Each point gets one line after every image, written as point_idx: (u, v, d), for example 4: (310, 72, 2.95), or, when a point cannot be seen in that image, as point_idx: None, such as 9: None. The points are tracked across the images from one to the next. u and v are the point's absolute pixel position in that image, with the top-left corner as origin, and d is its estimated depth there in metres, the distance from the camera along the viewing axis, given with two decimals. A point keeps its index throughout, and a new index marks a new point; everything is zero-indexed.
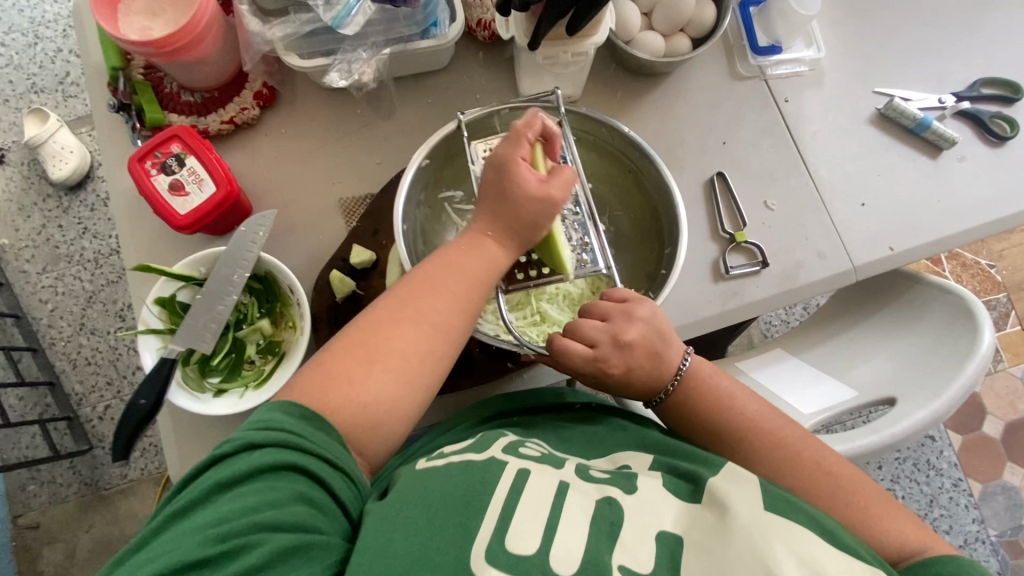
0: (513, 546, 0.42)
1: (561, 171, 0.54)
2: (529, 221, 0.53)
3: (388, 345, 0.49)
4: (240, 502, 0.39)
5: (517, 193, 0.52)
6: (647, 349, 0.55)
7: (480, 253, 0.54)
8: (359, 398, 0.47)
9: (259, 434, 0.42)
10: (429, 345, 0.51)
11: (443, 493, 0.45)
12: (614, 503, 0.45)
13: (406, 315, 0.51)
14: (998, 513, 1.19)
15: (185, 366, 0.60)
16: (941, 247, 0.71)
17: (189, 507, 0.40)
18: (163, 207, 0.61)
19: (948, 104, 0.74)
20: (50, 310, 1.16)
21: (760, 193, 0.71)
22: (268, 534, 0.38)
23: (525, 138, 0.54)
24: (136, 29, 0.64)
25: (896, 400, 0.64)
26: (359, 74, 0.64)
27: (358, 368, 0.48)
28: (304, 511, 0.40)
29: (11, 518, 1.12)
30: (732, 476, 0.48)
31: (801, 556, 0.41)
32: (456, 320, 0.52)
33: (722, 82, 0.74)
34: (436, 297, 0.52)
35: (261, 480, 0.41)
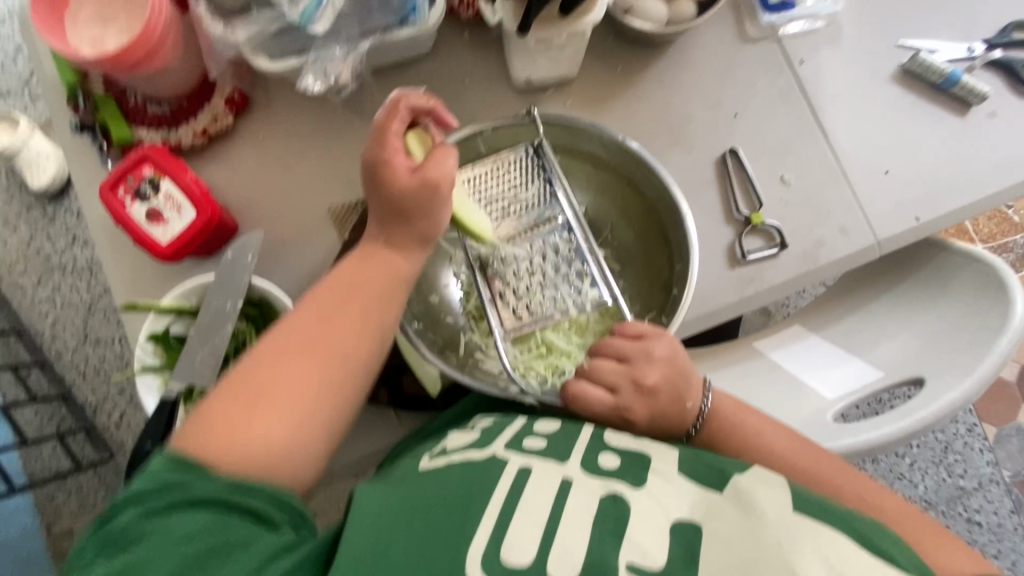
0: (510, 557, 0.38)
1: (440, 152, 0.51)
2: (405, 210, 0.51)
3: (279, 382, 0.45)
4: (130, 556, 0.37)
5: (399, 189, 0.50)
6: (670, 392, 0.54)
7: (386, 268, 0.52)
8: (250, 441, 0.43)
9: (140, 484, 0.39)
10: (328, 374, 0.47)
11: (441, 498, 0.42)
12: (620, 499, 0.41)
13: (307, 352, 0.47)
14: (1012, 455, 1.16)
15: (185, 404, 0.57)
16: (971, 213, 0.67)
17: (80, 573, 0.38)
18: (144, 237, 0.58)
19: (977, 53, 0.68)
20: (50, 323, 1.12)
21: (775, 167, 0.66)
22: (165, 560, 0.37)
23: (390, 124, 0.52)
24: (88, 40, 0.59)
25: (925, 380, 0.61)
26: (335, 75, 0.58)
27: (246, 411, 0.44)
28: (209, 524, 0.38)
29: (44, 527, 1.10)
30: (762, 478, 0.43)
31: (836, 564, 0.36)
32: (355, 337, 0.49)
33: (731, 47, 0.68)
34: (329, 321, 0.49)
35: (149, 523, 0.38)
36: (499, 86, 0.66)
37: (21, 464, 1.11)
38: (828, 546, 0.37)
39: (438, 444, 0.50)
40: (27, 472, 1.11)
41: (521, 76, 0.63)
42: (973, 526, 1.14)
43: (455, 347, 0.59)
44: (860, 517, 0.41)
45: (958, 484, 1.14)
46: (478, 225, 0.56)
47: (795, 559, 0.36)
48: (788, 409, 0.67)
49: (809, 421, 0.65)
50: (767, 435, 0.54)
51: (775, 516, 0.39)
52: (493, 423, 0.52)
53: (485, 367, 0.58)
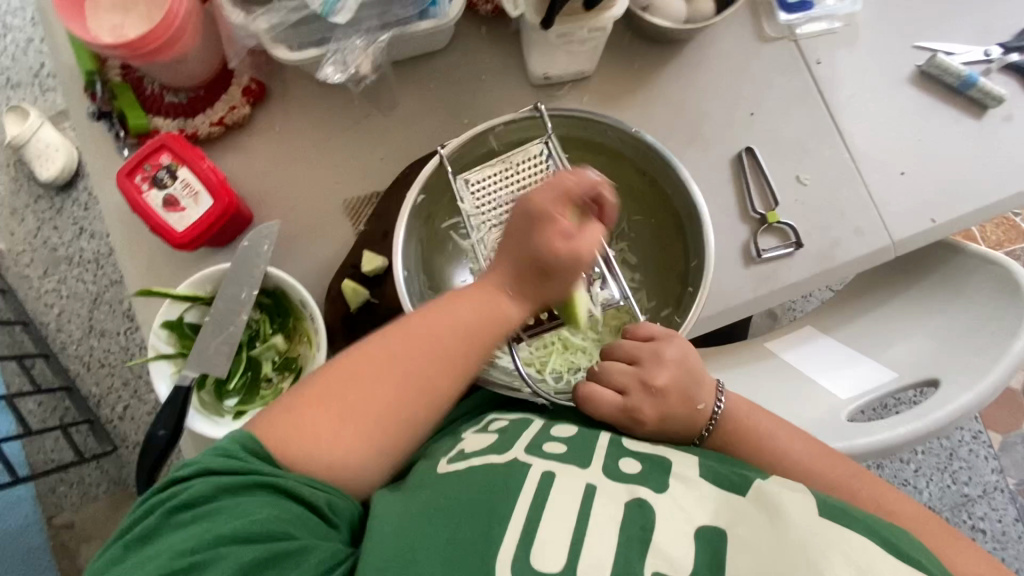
0: (540, 564, 0.37)
1: (591, 228, 0.51)
2: (546, 269, 0.50)
3: (366, 402, 0.46)
4: (205, 528, 0.38)
5: (550, 246, 0.49)
6: (679, 396, 0.54)
7: (493, 309, 0.51)
8: (319, 458, 0.44)
9: (218, 460, 0.41)
10: (414, 406, 0.48)
11: (462, 505, 0.41)
12: (646, 505, 0.41)
13: (397, 374, 0.47)
14: (1018, 463, 1.16)
15: (199, 391, 0.58)
16: (986, 215, 0.67)
17: (152, 535, 0.39)
18: (160, 224, 0.58)
19: (995, 56, 0.68)
20: (56, 314, 1.12)
21: (791, 167, 0.66)
22: (229, 543, 0.38)
23: (568, 193, 0.50)
24: (108, 28, 0.59)
25: (937, 381, 0.61)
26: (355, 66, 0.58)
27: (326, 424, 0.44)
28: (280, 516, 0.40)
29: (46, 518, 1.09)
30: (784, 483, 0.43)
31: (863, 570, 0.36)
32: (449, 376, 0.49)
33: (748, 46, 0.68)
34: (429, 354, 0.48)
35: (222, 498, 0.40)
36: (515, 81, 0.66)
37: (24, 455, 1.10)
38: (855, 553, 0.37)
39: (455, 445, 0.50)
40: (29, 463, 1.10)
41: (538, 71, 0.64)
42: (978, 534, 1.13)
43: None
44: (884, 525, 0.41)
45: (963, 491, 1.14)
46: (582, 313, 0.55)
47: (826, 568, 0.36)
48: (799, 410, 0.67)
49: (821, 422, 0.64)
50: (783, 435, 0.54)
51: (801, 521, 0.39)
52: (508, 423, 0.52)
53: (501, 364, 0.56)
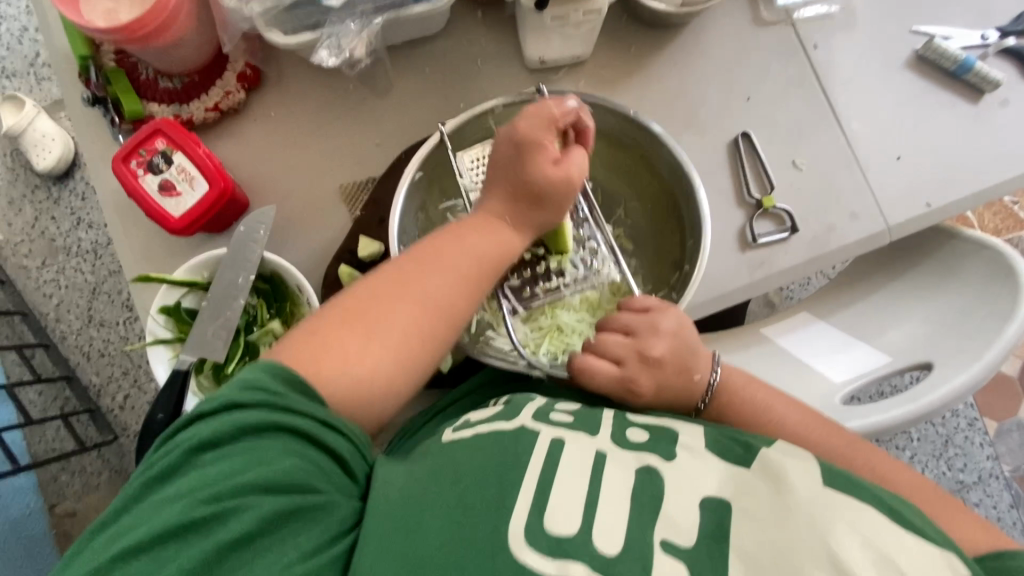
0: (553, 527, 0.38)
1: (575, 152, 0.53)
2: (541, 195, 0.53)
3: (389, 316, 0.47)
4: (228, 472, 0.38)
5: (535, 169, 0.52)
6: (675, 366, 0.55)
7: (494, 234, 0.53)
8: (354, 370, 0.45)
9: (245, 396, 0.40)
10: (432, 325, 0.49)
11: (476, 467, 0.42)
12: (654, 472, 0.41)
13: (408, 294, 0.48)
14: (1013, 449, 1.17)
15: (197, 375, 0.60)
16: (983, 199, 0.67)
17: (172, 472, 0.38)
18: (156, 210, 0.58)
19: (991, 41, 0.68)
20: (55, 304, 1.12)
21: (787, 152, 0.66)
22: (257, 491, 0.37)
23: (553, 121, 0.53)
24: (101, 12, 0.58)
25: (932, 365, 0.62)
26: (349, 50, 0.58)
27: (354, 345, 0.45)
28: (304, 467, 0.39)
29: (48, 507, 1.10)
30: (789, 450, 0.43)
31: (865, 537, 0.36)
32: (458, 295, 0.50)
33: (744, 30, 0.68)
34: (441, 270, 0.50)
35: (245, 441, 0.39)
36: (510, 66, 0.66)
37: (25, 444, 1.11)
38: (856, 524, 0.37)
39: (461, 417, 0.50)
40: (31, 452, 1.11)
41: (534, 56, 0.63)
42: (973, 519, 1.14)
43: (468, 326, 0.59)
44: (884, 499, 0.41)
45: (959, 477, 1.15)
46: (567, 235, 0.58)
47: (829, 533, 0.36)
48: (795, 394, 0.67)
49: (817, 406, 0.65)
50: (780, 417, 0.54)
51: (805, 491, 0.39)
52: (512, 396, 0.52)
53: (495, 344, 0.58)
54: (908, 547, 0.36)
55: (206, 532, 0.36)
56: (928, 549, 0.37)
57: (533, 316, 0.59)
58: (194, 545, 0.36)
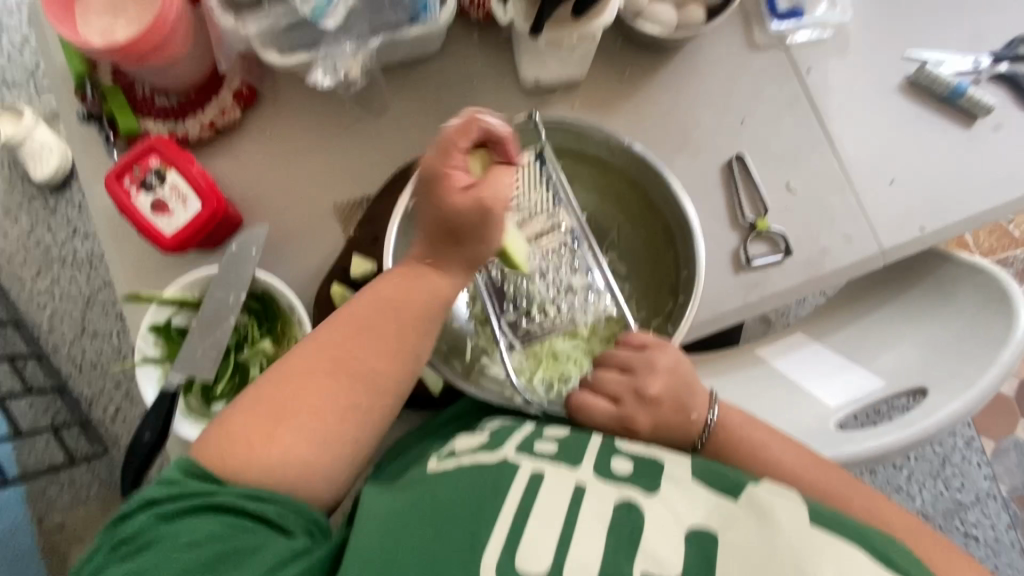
0: (524, 566, 0.37)
1: (500, 176, 0.50)
2: (457, 228, 0.50)
3: (311, 402, 0.46)
4: (152, 552, 0.40)
5: (446, 207, 0.49)
6: (672, 404, 0.55)
7: (426, 288, 0.51)
8: (272, 461, 0.44)
9: (153, 489, 0.42)
10: (359, 397, 0.48)
11: (454, 504, 0.41)
12: (634, 508, 0.41)
13: (335, 374, 0.48)
14: (1010, 469, 1.16)
15: (186, 396, 0.59)
16: (976, 224, 0.67)
17: (98, 574, 0.40)
18: (148, 229, 0.58)
19: (984, 66, 0.69)
20: (49, 315, 1.11)
21: (781, 175, 0.66)
22: (177, 561, 0.39)
23: (455, 148, 0.49)
24: (98, 31, 0.58)
25: (926, 390, 0.62)
26: (344, 70, 0.58)
27: (276, 431, 0.45)
28: (223, 525, 0.41)
29: (36, 520, 1.09)
30: (776, 490, 0.43)
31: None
32: (389, 363, 0.50)
33: (739, 53, 0.68)
34: (370, 342, 0.49)
35: (161, 527, 0.41)
36: (506, 87, 0.66)
37: (14, 456, 1.10)
38: (844, 562, 0.37)
39: (446, 445, 0.50)
40: (19, 464, 1.10)
41: (530, 77, 0.64)
42: (970, 540, 1.13)
43: (461, 353, 0.58)
44: (874, 534, 0.41)
45: (956, 497, 1.14)
46: (518, 254, 0.55)
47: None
48: (789, 416, 0.67)
49: (810, 430, 0.64)
50: (772, 444, 0.54)
51: (792, 531, 0.38)
52: (500, 423, 0.52)
53: (491, 373, 0.57)
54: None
55: None
56: None
57: (529, 345, 0.58)
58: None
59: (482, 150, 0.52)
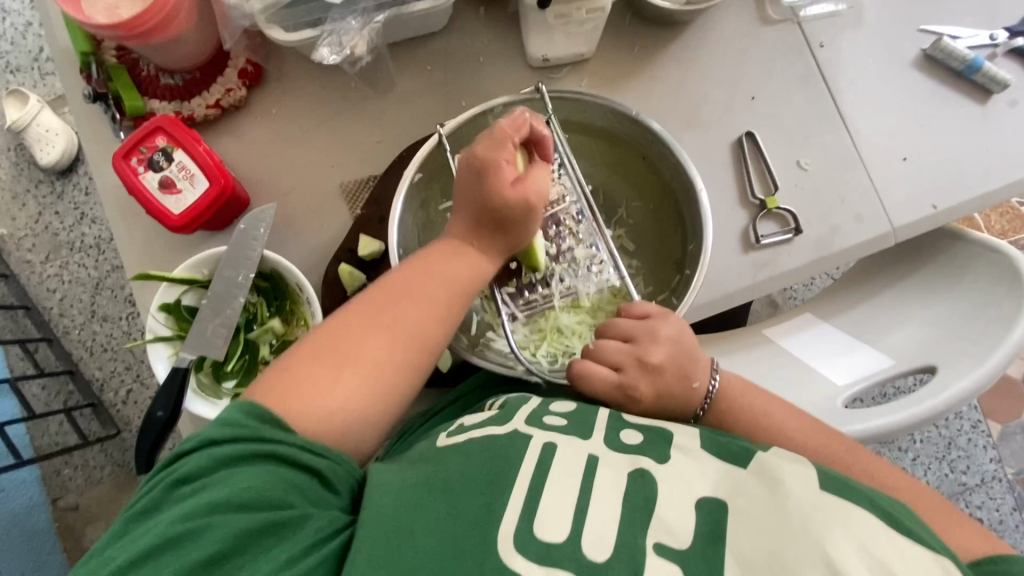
0: (542, 535, 0.38)
1: (536, 172, 0.53)
2: (501, 218, 0.52)
3: (358, 351, 0.47)
4: (207, 497, 0.38)
5: (495, 195, 0.51)
6: (675, 371, 0.55)
7: (466, 265, 0.52)
8: (325, 407, 0.44)
9: (216, 431, 0.40)
10: (406, 351, 0.49)
11: (466, 475, 0.41)
12: (647, 475, 0.41)
13: (379, 325, 0.48)
14: (1017, 451, 1.16)
15: (197, 373, 0.59)
16: (990, 201, 0.66)
17: (153, 508, 0.38)
18: (156, 208, 0.58)
19: (1000, 40, 0.67)
20: (59, 298, 1.12)
21: (792, 152, 0.65)
22: (231, 515, 0.37)
23: (507, 140, 0.51)
24: (102, 8, 0.58)
25: (936, 368, 0.61)
26: (350, 47, 0.58)
27: (324, 373, 0.45)
28: (280, 484, 0.40)
29: (52, 500, 1.11)
30: (784, 455, 0.43)
31: (863, 543, 0.36)
32: (432, 322, 0.50)
33: (750, 28, 0.67)
34: (412, 298, 0.50)
35: (220, 471, 0.39)
36: (512, 64, 0.66)
37: (29, 438, 1.11)
38: (859, 531, 0.37)
39: (456, 420, 0.50)
40: (34, 445, 1.12)
41: (537, 53, 0.63)
42: (975, 522, 1.14)
43: (468, 329, 0.59)
44: (887, 506, 0.41)
45: (961, 479, 1.14)
46: (538, 252, 0.56)
47: (827, 539, 0.36)
48: (797, 396, 0.67)
49: (818, 409, 0.64)
50: (782, 421, 0.54)
51: (804, 497, 0.39)
52: (509, 399, 0.52)
53: (495, 347, 0.58)
54: (905, 554, 0.36)
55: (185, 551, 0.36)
56: (928, 558, 0.36)
57: (534, 318, 0.59)
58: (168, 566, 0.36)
59: (523, 150, 0.55)
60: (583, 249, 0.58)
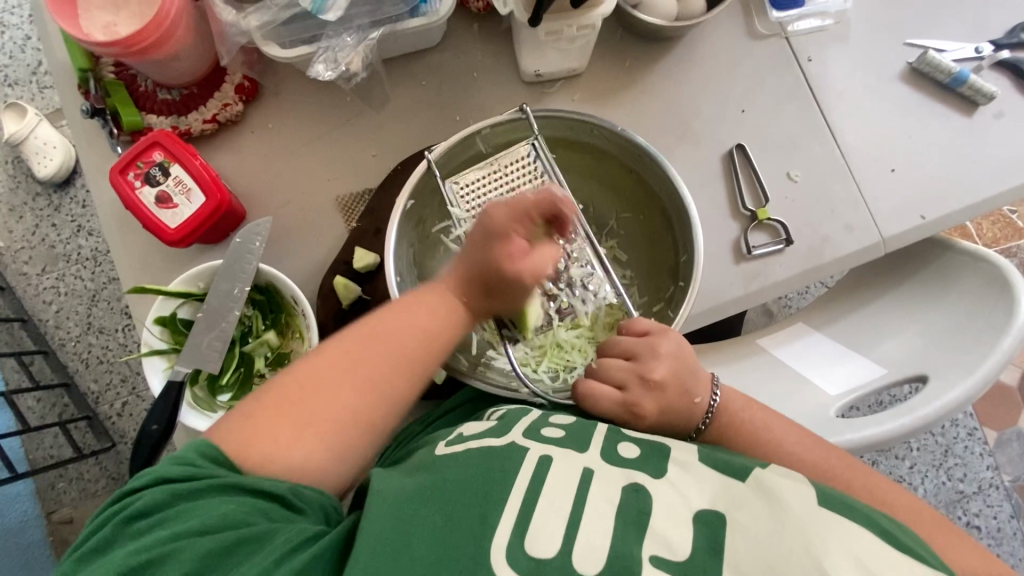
0: (535, 547, 0.38)
1: (546, 248, 0.54)
2: (497, 285, 0.53)
3: (324, 413, 0.46)
4: (160, 532, 0.38)
5: (498, 263, 0.52)
6: (678, 387, 0.55)
7: (443, 317, 0.53)
8: (281, 464, 0.44)
9: (167, 467, 0.41)
10: (368, 410, 0.48)
11: (462, 486, 0.41)
12: (642, 490, 0.41)
13: (349, 381, 0.48)
14: (1012, 459, 1.16)
15: (192, 387, 0.59)
16: (978, 211, 0.67)
17: (106, 547, 0.38)
18: (153, 222, 0.59)
19: (985, 53, 0.69)
20: (55, 311, 1.12)
21: (782, 164, 0.66)
22: (188, 542, 0.38)
23: (526, 212, 0.52)
24: (101, 26, 0.59)
25: (927, 377, 0.62)
26: (345, 63, 0.59)
27: (285, 434, 0.44)
28: (236, 508, 0.40)
29: (46, 514, 1.10)
30: (781, 471, 0.44)
31: (856, 556, 0.36)
32: (401, 379, 0.50)
33: (739, 42, 0.68)
34: (388, 351, 0.50)
35: (174, 504, 0.39)
36: (506, 78, 0.67)
37: (23, 451, 1.11)
38: (850, 543, 0.37)
39: (453, 431, 0.50)
40: (28, 459, 1.11)
41: (529, 69, 0.64)
42: (972, 530, 1.14)
43: (466, 349, 0.59)
44: (879, 518, 0.41)
45: (958, 487, 1.14)
46: (531, 319, 0.57)
47: (822, 552, 0.36)
48: (791, 405, 0.67)
49: (812, 418, 0.65)
50: (775, 432, 0.54)
51: (798, 511, 0.39)
52: (506, 410, 0.52)
53: (496, 366, 0.58)
54: (900, 567, 0.36)
55: None
56: (919, 570, 0.37)
57: (532, 337, 0.59)
58: None
59: (542, 227, 0.55)
60: (573, 265, 0.58)
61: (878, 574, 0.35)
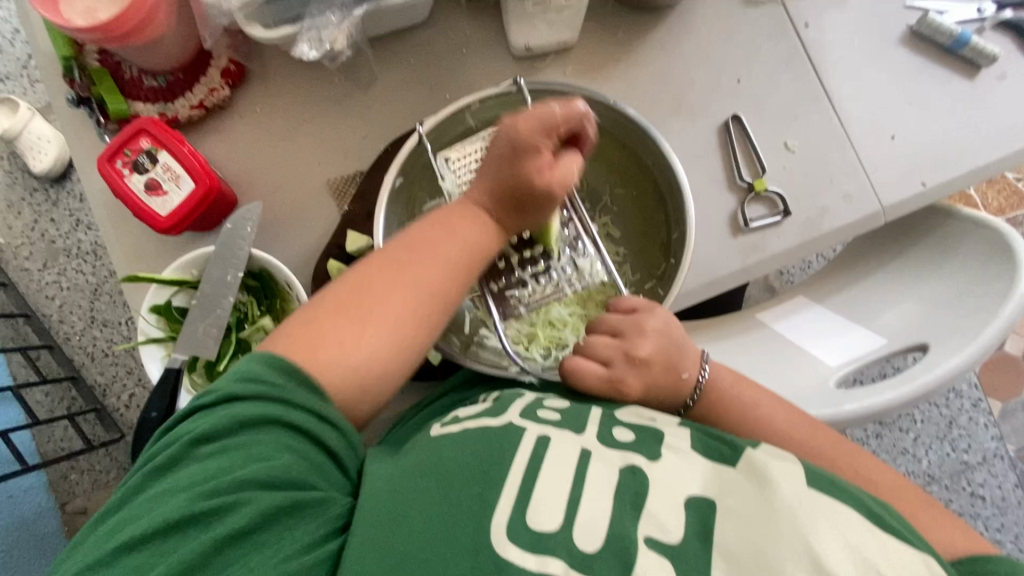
0: (535, 524, 0.38)
1: (570, 159, 0.52)
2: (523, 202, 0.52)
3: (375, 310, 0.47)
4: (226, 465, 0.39)
5: (529, 172, 0.50)
6: (662, 363, 0.55)
7: (467, 225, 0.52)
8: (349, 360, 0.45)
9: (241, 386, 0.41)
10: (422, 315, 0.49)
11: (460, 464, 0.42)
12: (638, 471, 0.41)
13: (394, 290, 0.48)
14: (1018, 429, 1.16)
15: (190, 374, 0.61)
16: (978, 177, 0.66)
17: (173, 463, 0.40)
18: (142, 209, 0.58)
19: (987, 14, 0.67)
20: (57, 305, 1.13)
21: (779, 134, 0.65)
22: (253, 490, 0.38)
23: (553, 127, 0.51)
24: (82, 11, 0.58)
25: (927, 346, 0.61)
26: (330, 42, 0.57)
27: (348, 334, 0.46)
28: (296, 463, 0.41)
29: (59, 505, 1.12)
30: (774, 452, 0.43)
31: (848, 534, 0.36)
32: (441, 284, 0.50)
33: (735, 10, 0.66)
34: (432, 259, 0.50)
35: (240, 435, 0.40)
36: (496, 54, 0.65)
37: (34, 444, 1.12)
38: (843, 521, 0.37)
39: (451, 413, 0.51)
40: (40, 451, 1.13)
41: (519, 43, 0.63)
42: (976, 500, 1.14)
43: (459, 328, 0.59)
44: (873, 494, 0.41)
45: (963, 458, 1.14)
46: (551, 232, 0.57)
47: (813, 534, 0.36)
48: (791, 379, 0.67)
49: (812, 391, 0.65)
50: (773, 408, 0.54)
51: (791, 489, 0.39)
52: (502, 393, 0.53)
53: (488, 345, 0.59)
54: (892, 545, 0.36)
55: (201, 528, 0.37)
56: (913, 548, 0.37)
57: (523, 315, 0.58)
58: (190, 533, 0.37)
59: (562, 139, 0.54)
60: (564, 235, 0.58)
61: (869, 556, 0.36)
